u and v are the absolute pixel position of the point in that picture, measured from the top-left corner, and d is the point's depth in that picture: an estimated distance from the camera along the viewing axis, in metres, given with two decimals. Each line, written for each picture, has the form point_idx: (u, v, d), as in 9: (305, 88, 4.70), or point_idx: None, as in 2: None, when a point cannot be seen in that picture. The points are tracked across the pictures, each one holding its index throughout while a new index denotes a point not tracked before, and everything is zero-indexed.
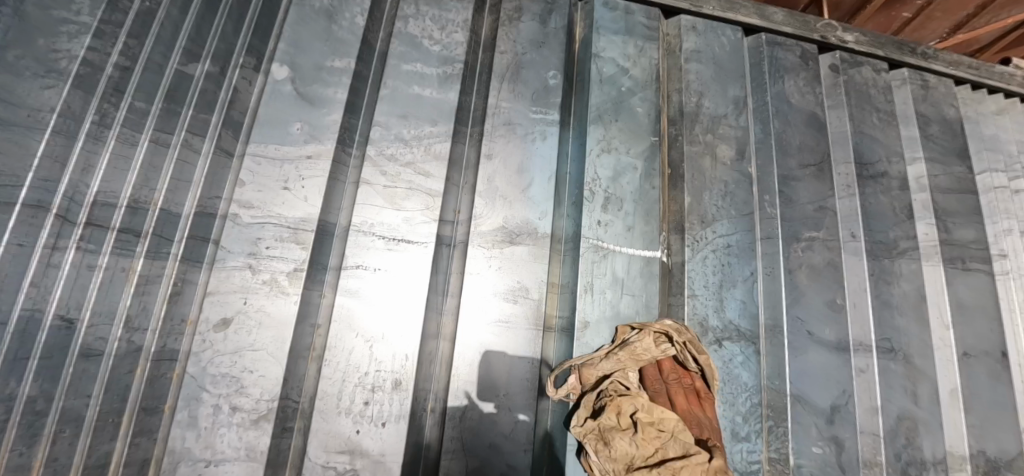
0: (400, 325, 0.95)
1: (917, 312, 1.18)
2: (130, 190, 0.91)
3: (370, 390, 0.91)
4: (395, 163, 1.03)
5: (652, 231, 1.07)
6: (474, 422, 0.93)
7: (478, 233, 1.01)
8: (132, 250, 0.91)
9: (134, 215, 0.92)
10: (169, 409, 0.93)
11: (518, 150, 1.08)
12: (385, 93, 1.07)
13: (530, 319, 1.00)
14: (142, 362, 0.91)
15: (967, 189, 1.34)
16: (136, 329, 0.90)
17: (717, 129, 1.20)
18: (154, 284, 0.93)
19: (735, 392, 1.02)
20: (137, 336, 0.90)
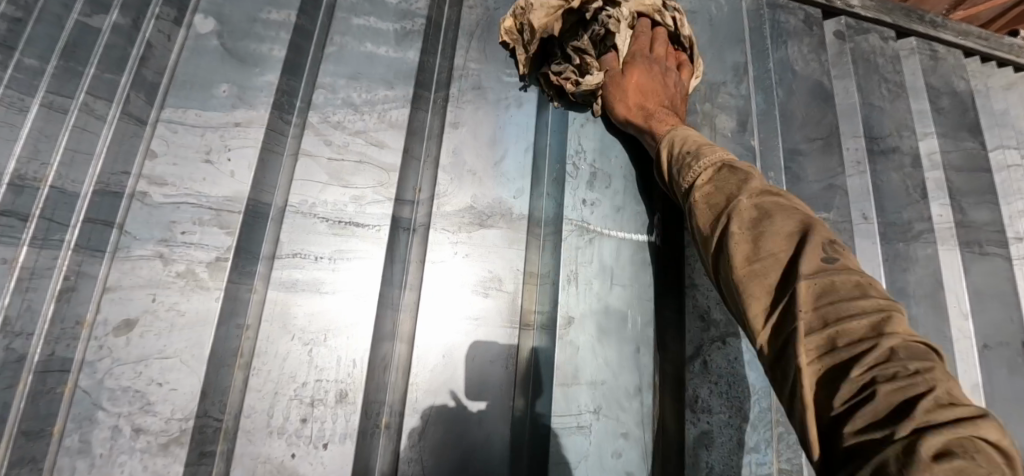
0: (348, 324, 0.79)
1: (935, 301, 1.06)
2: (15, 164, 0.76)
3: (309, 404, 0.75)
4: (342, 132, 0.86)
5: (644, 213, 0.93)
6: (437, 440, 0.77)
7: (442, 214, 0.85)
8: (15, 237, 0.74)
9: (19, 194, 0.76)
10: (57, 432, 0.71)
11: (489, 119, 0.92)
12: (333, 50, 0.90)
13: (504, 314, 0.85)
14: (24, 376, 0.72)
15: (981, 167, 1.23)
16: (16, 335, 0.72)
17: (716, 97, 1.06)
18: (42, 278, 0.75)
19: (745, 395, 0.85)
20: (17, 343, 0.72)
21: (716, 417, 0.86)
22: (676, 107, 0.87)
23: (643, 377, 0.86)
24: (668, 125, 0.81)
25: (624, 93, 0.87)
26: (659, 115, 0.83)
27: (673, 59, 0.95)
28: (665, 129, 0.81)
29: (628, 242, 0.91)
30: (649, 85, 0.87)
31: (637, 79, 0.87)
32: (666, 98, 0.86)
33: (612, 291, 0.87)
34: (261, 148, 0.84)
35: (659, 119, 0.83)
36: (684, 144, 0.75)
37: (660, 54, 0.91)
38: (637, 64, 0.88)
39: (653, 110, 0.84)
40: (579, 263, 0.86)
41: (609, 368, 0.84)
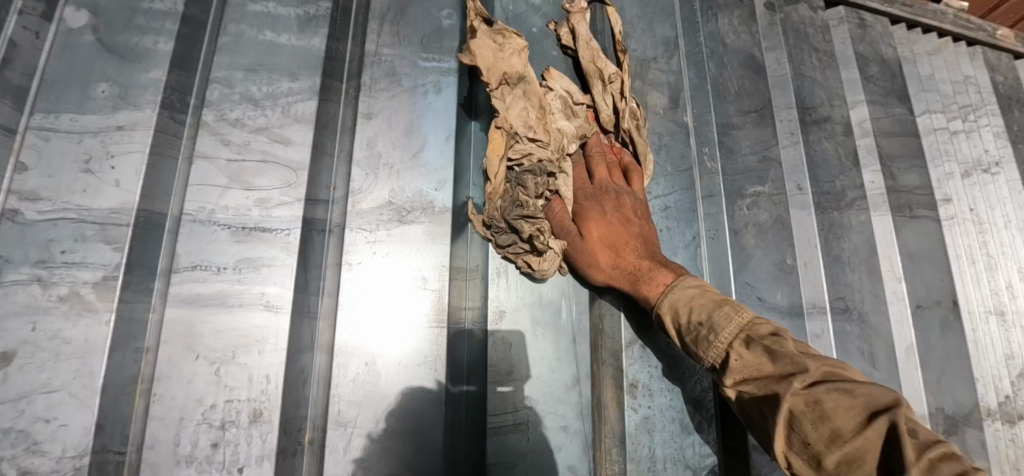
0: (258, 336, 0.73)
1: (868, 266, 1.08)
2: None
3: (220, 428, 0.69)
4: (242, 130, 0.80)
5: (575, 197, 0.90)
6: (364, 451, 0.73)
7: (359, 213, 0.80)
8: None
9: None
10: None
11: (406, 106, 0.86)
12: (227, 41, 0.83)
13: (431, 314, 0.79)
14: None
15: (908, 132, 1.24)
16: None
17: (646, 73, 1.05)
18: None
19: (686, 375, 0.86)
20: None
21: (657, 401, 0.85)
22: (652, 245, 0.84)
23: (580, 367, 0.84)
24: (660, 286, 0.78)
25: (597, 258, 0.82)
26: (647, 275, 0.79)
27: (616, 174, 0.92)
28: (658, 292, 0.77)
29: None
30: (613, 236, 0.83)
31: (609, 244, 0.83)
32: (637, 242, 0.83)
33: (544, 281, 0.85)
34: (151, 152, 0.76)
35: (648, 280, 0.79)
36: (691, 314, 0.72)
37: (602, 180, 0.90)
38: (591, 216, 0.85)
39: (626, 255, 0.82)
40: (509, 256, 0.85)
41: (545, 361, 0.81)
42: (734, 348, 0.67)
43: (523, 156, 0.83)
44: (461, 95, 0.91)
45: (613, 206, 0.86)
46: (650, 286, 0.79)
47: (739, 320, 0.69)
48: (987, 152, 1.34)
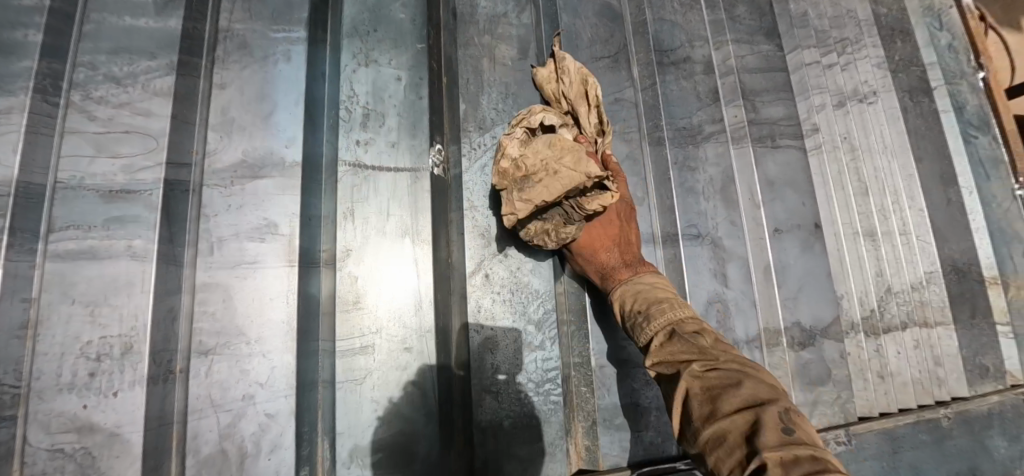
0: (126, 282, 0.85)
1: (723, 195, 1.14)
2: None
3: (94, 360, 0.81)
4: (106, 106, 0.90)
5: (420, 145, 0.99)
6: (222, 372, 0.84)
7: (213, 172, 0.91)
8: None
9: None
10: None
11: (256, 75, 0.96)
12: (89, 29, 0.92)
13: (282, 255, 0.90)
14: None
15: (776, 67, 1.28)
16: None
17: (496, 28, 1.09)
18: None
19: (526, 300, 0.97)
20: None
21: (499, 321, 0.95)
22: (626, 247, 0.98)
23: (424, 296, 0.93)
24: (626, 270, 0.95)
25: (595, 243, 0.95)
26: (614, 265, 0.96)
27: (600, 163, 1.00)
28: (622, 279, 0.94)
29: (404, 174, 0.97)
30: (607, 225, 0.97)
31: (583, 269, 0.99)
32: (615, 253, 0.96)
33: (389, 222, 0.94)
34: (28, 132, 0.84)
35: (613, 271, 0.95)
36: (634, 303, 0.90)
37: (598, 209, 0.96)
38: (591, 223, 0.96)
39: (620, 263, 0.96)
40: (354, 201, 0.94)
41: (388, 291, 0.92)
42: (656, 336, 0.85)
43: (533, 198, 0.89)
44: (312, 62, 0.99)
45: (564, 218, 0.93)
46: (626, 269, 0.95)
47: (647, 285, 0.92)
48: (864, 83, 1.39)
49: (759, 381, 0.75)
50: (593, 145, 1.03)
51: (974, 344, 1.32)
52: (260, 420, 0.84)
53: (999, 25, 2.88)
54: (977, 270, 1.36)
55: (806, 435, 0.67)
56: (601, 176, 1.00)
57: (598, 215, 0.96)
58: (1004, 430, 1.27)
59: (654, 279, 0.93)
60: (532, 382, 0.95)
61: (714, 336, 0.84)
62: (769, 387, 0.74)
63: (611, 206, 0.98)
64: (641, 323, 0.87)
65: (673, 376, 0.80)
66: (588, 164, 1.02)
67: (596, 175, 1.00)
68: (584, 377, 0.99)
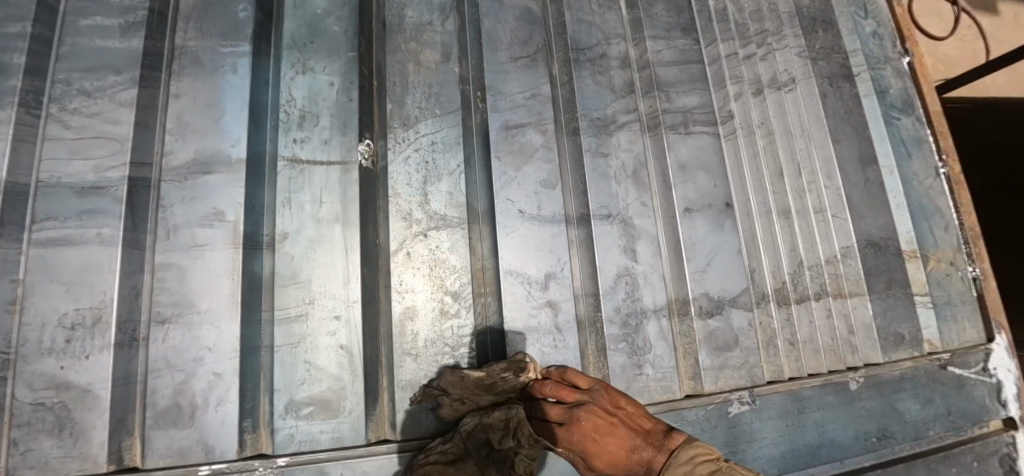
0: (96, 264, 1.00)
1: (635, 178, 1.25)
2: None
3: (70, 329, 0.96)
4: (79, 116, 1.06)
5: (349, 141, 1.12)
6: (176, 338, 0.99)
7: (169, 168, 1.06)
8: None
9: None
10: None
11: (207, 85, 1.11)
12: (65, 50, 1.08)
13: (228, 239, 1.04)
14: None
15: (691, 60, 1.38)
16: None
17: (421, 36, 1.22)
18: None
19: (445, 274, 1.10)
20: None
21: (418, 293, 1.08)
22: (635, 427, 0.96)
23: (352, 272, 1.06)
24: (659, 455, 0.92)
25: (609, 449, 0.94)
26: (645, 453, 0.93)
27: (570, 392, 1.00)
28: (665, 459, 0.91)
29: (335, 167, 1.11)
30: (600, 426, 0.94)
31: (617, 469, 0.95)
32: (632, 433, 0.95)
33: (322, 208, 1.08)
34: (13, 140, 1.00)
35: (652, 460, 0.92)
36: None
37: (597, 425, 0.95)
38: (587, 439, 0.94)
39: (631, 437, 0.94)
40: (292, 191, 1.09)
41: (320, 268, 1.06)
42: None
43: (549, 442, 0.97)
44: (256, 71, 1.14)
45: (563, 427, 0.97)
46: (659, 453, 0.92)
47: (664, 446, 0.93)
48: (783, 72, 1.49)
49: None
50: (532, 373, 1.04)
51: (890, 313, 1.40)
52: (209, 378, 0.98)
53: (973, 9, 3.03)
54: (894, 244, 1.44)
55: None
56: (562, 391, 1.00)
57: (576, 427, 0.95)
58: (915, 394, 1.35)
59: (692, 451, 0.90)
60: (448, 346, 1.07)
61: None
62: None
63: (596, 410, 0.96)
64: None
65: None
66: (547, 390, 1.01)
67: (554, 393, 1.00)
68: (499, 345, 1.09)
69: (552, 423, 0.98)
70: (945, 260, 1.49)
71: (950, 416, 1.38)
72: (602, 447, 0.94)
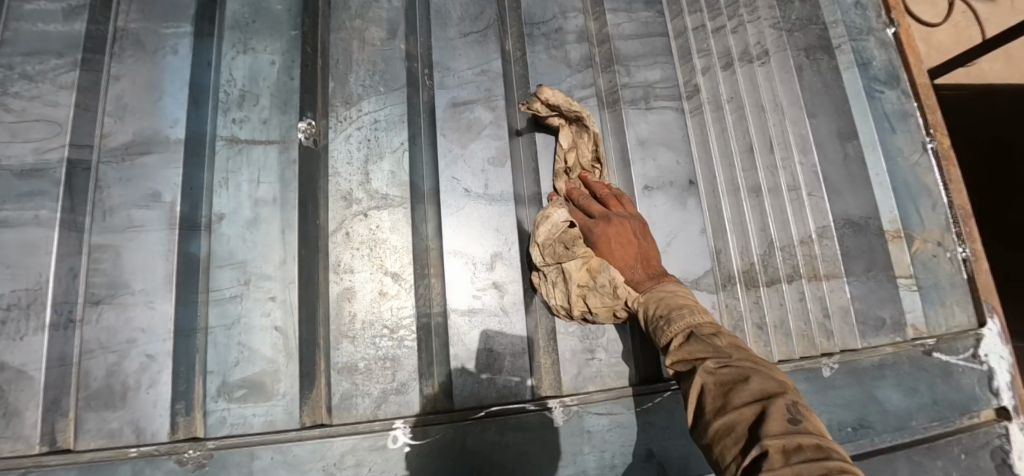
0: (32, 245, 0.99)
1: (589, 156, 1.20)
2: None
3: (5, 309, 0.96)
4: (20, 100, 1.05)
5: (290, 120, 1.11)
6: (110, 320, 0.98)
7: (107, 149, 1.05)
8: None
9: None
10: None
11: (148, 67, 1.10)
12: (8, 35, 1.08)
13: (164, 219, 1.03)
14: None
15: (655, 33, 1.33)
16: None
17: (367, 13, 1.20)
18: None
19: (385, 254, 1.07)
20: None
21: (356, 273, 1.05)
22: (648, 257, 1.08)
23: (289, 252, 1.04)
24: (648, 281, 1.05)
25: (626, 244, 1.08)
26: (636, 276, 1.07)
27: (618, 202, 1.14)
28: (648, 285, 1.05)
29: (274, 147, 1.09)
30: (626, 228, 1.08)
31: (613, 265, 1.08)
32: (643, 255, 1.08)
33: (259, 188, 1.07)
34: None
35: (639, 280, 1.06)
36: (657, 307, 0.99)
37: (629, 232, 1.08)
38: (613, 233, 1.08)
39: (643, 265, 1.08)
40: (229, 171, 1.07)
41: (256, 249, 1.04)
42: (675, 337, 0.91)
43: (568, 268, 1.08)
44: (197, 52, 1.12)
45: (568, 251, 1.09)
46: (648, 282, 1.05)
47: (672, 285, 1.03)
48: (754, 45, 1.42)
49: (768, 377, 0.77)
50: (578, 192, 1.17)
51: (871, 296, 1.32)
52: (141, 360, 0.97)
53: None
54: (876, 224, 1.36)
55: (816, 426, 0.69)
56: (611, 201, 1.14)
57: (604, 219, 1.10)
58: (898, 382, 1.26)
59: (675, 288, 1.02)
60: (387, 328, 1.04)
61: (729, 337, 0.89)
62: (777, 381, 0.77)
63: (625, 222, 1.09)
64: (663, 324, 0.95)
65: (690, 374, 0.85)
66: (597, 196, 1.16)
67: (603, 198, 1.15)
68: (441, 328, 1.07)
69: (579, 230, 1.12)
70: (932, 240, 1.42)
71: (937, 407, 1.29)
72: (613, 244, 1.08)
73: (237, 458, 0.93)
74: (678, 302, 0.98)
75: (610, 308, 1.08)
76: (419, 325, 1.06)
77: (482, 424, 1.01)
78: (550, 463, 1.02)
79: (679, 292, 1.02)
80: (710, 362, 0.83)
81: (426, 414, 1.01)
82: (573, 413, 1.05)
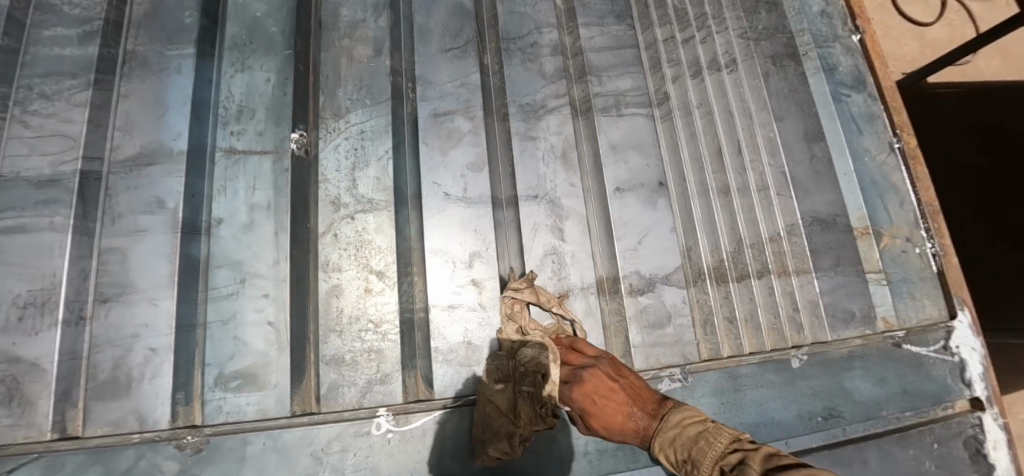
0: (47, 249, 1.08)
1: (563, 160, 1.28)
2: None
3: (22, 307, 1.04)
4: (38, 117, 1.16)
5: (282, 132, 1.20)
6: (117, 316, 1.06)
7: (117, 161, 1.15)
8: None
9: None
10: None
11: (154, 85, 1.21)
12: (29, 59, 1.19)
13: (167, 224, 1.12)
14: None
15: (625, 45, 1.41)
16: None
17: (355, 33, 1.30)
18: None
19: (370, 254, 1.15)
20: None
21: (343, 272, 1.13)
22: (640, 394, 0.95)
23: (281, 253, 1.12)
24: (653, 421, 0.91)
25: (605, 407, 0.93)
26: (636, 422, 0.92)
27: (576, 353, 1.02)
28: (654, 426, 0.90)
29: (268, 157, 1.18)
30: (600, 387, 0.94)
31: (613, 433, 0.94)
32: (628, 397, 0.94)
33: (255, 194, 1.16)
34: None
35: (642, 428, 0.92)
36: (676, 453, 0.86)
37: (601, 385, 0.94)
38: (586, 392, 0.93)
39: (631, 410, 0.93)
40: (228, 180, 1.17)
41: (250, 250, 1.12)
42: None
43: (519, 433, 1.00)
44: (199, 71, 1.23)
45: (541, 423, 0.99)
46: (653, 420, 0.91)
47: (674, 418, 0.88)
48: (723, 54, 1.50)
49: (824, 475, 0.68)
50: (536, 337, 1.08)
51: (840, 291, 1.37)
52: (145, 353, 1.05)
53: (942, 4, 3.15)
54: (844, 221, 1.42)
55: None
56: (569, 356, 1.03)
57: (577, 386, 0.94)
58: (866, 372, 1.31)
59: (680, 415, 0.88)
60: (372, 322, 1.12)
61: (768, 449, 0.79)
62: (830, 473, 0.68)
63: (596, 372, 0.95)
64: (688, 466, 0.84)
65: None
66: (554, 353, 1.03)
67: (561, 356, 1.02)
68: (424, 323, 1.14)
69: (557, 389, 0.97)
70: (901, 237, 1.47)
71: (906, 396, 1.33)
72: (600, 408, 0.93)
73: (233, 444, 0.99)
74: (692, 434, 0.85)
75: (524, 438, 1.01)
76: (402, 320, 1.14)
77: (458, 412, 1.08)
78: (533, 459, 1.07)
79: (693, 414, 0.88)
80: None
81: (407, 402, 1.07)
82: None
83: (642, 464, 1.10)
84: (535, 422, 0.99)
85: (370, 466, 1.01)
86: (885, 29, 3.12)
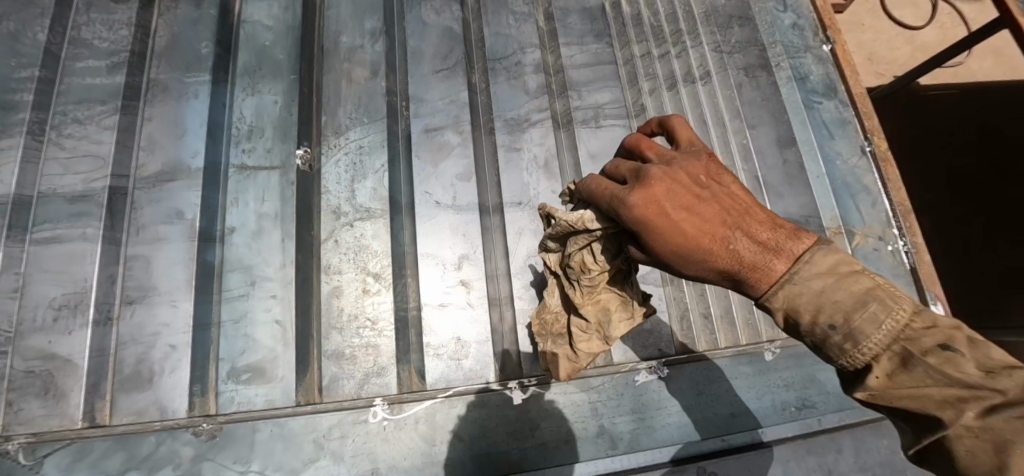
0: (79, 257, 1.20)
1: (546, 170, 1.38)
2: None
3: (57, 309, 1.17)
4: (71, 139, 1.30)
5: (288, 148, 1.32)
6: (140, 316, 1.18)
7: (141, 177, 1.28)
8: None
9: None
10: None
11: (174, 109, 1.34)
12: (63, 88, 1.34)
13: (185, 233, 1.24)
14: None
15: (604, 61, 1.52)
16: None
17: (354, 57, 1.43)
18: None
19: (368, 258, 1.26)
20: None
21: (343, 274, 1.24)
22: (741, 204, 0.73)
23: (287, 258, 1.24)
24: (776, 260, 0.69)
25: (664, 225, 0.72)
26: (717, 233, 0.71)
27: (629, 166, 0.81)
28: (770, 283, 0.69)
29: (275, 171, 1.31)
30: (679, 196, 0.72)
31: (671, 256, 0.72)
32: (710, 201, 0.72)
33: (264, 205, 1.28)
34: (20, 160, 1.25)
35: (755, 274, 0.70)
36: (816, 314, 0.67)
37: (674, 175, 0.74)
38: (648, 208, 0.72)
39: (737, 228, 0.71)
40: (240, 192, 1.29)
41: (259, 256, 1.24)
42: (881, 356, 0.66)
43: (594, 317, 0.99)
44: (214, 95, 1.36)
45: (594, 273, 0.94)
46: (779, 258, 0.69)
47: (812, 251, 0.69)
48: (697, 66, 1.59)
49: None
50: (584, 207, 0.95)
51: None
52: (165, 349, 1.16)
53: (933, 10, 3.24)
54: (816, 222, 1.49)
55: None
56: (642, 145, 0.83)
57: (643, 183, 0.74)
58: None
59: (828, 254, 0.69)
60: (369, 319, 1.22)
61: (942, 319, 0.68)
62: None
63: (665, 168, 0.75)
64: (847, 343, 0.67)
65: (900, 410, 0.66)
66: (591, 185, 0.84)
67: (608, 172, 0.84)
68: (417, 320, 1.23)
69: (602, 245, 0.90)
70: (874, 235, 1.54)
71: None
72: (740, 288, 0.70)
73: (242, 431, 1.09)
74: (862, 284, 0.67)
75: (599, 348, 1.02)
76: (396, 317, 1.24)
77: (449, 402, 1.16)
78: (516, 446, 1.14)
79: (858, 265, 0.69)
80: (979, 397, 0.61)
81: (401, 393, 1.16)
82: (532, 392, 1.19)
83: (620, 450, 1.18)
84: (597, 274, 0.93)
85: (367, 451, 1.10)
86: (875, 35, 3.21)
